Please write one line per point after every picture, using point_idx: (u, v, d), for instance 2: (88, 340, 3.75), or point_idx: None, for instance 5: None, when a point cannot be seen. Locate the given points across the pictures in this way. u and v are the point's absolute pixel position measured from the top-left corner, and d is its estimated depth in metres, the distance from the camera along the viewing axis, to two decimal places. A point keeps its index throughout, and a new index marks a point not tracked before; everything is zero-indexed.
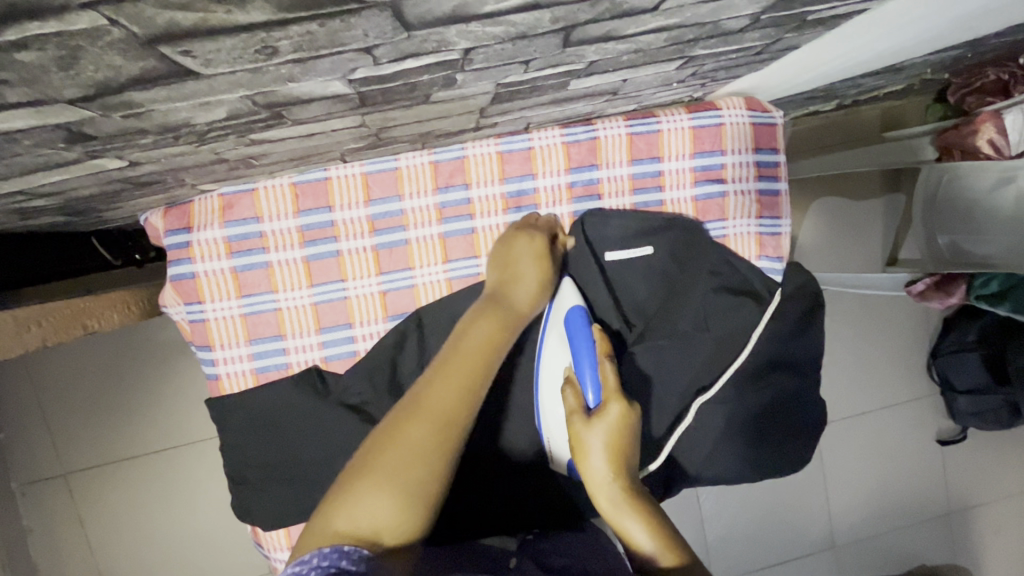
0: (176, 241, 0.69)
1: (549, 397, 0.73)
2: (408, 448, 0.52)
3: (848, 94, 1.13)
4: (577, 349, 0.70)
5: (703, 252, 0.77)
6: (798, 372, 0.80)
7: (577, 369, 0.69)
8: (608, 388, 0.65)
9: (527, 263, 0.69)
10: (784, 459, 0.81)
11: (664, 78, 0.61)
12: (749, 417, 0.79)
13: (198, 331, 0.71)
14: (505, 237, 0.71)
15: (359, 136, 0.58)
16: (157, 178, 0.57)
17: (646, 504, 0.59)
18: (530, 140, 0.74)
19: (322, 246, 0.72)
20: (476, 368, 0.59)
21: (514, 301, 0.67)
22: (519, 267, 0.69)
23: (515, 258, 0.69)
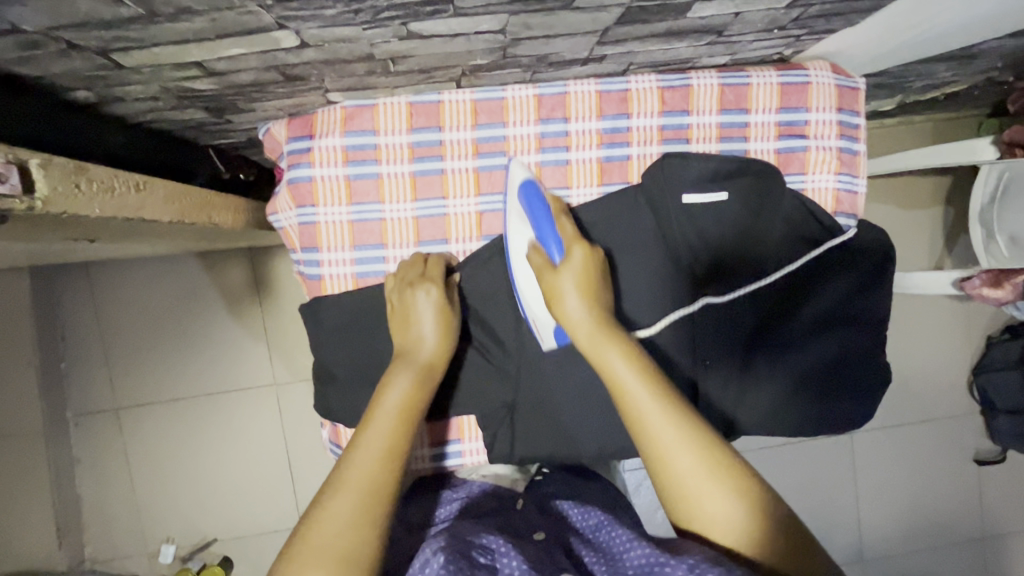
0: (298, 147, 0.75)
1: (522, 272, 0.73)
2: (330, 529, 0.52)
3: (912, 88, 1.17)
4: (536, 218, 0.72)
5: (780, 202, 0.80)
6: (864, 330, 0.83)
7: (541, 237, 0.71)
8: (565, 236, 0.71)
9: (428, 319, 0.69)
10: (846, 415, 0.84)
11: (770, 19, 0.66)
12: (816, 367, 0.82)
13: (307, 234, 0.76)
14: (403, 291, 0.71)
15: (490, 48, 0.63)
16: (307, 72, 0.63)
17: (635, 349, 0.61)
18: (629, 82, 0.78)
19: (429, 164, 0.76)
20: (391, 429, 0.60)
21: (421, 358, 0.67)
22: (421, 328, 0.69)
23: (415, 318, 0.70)
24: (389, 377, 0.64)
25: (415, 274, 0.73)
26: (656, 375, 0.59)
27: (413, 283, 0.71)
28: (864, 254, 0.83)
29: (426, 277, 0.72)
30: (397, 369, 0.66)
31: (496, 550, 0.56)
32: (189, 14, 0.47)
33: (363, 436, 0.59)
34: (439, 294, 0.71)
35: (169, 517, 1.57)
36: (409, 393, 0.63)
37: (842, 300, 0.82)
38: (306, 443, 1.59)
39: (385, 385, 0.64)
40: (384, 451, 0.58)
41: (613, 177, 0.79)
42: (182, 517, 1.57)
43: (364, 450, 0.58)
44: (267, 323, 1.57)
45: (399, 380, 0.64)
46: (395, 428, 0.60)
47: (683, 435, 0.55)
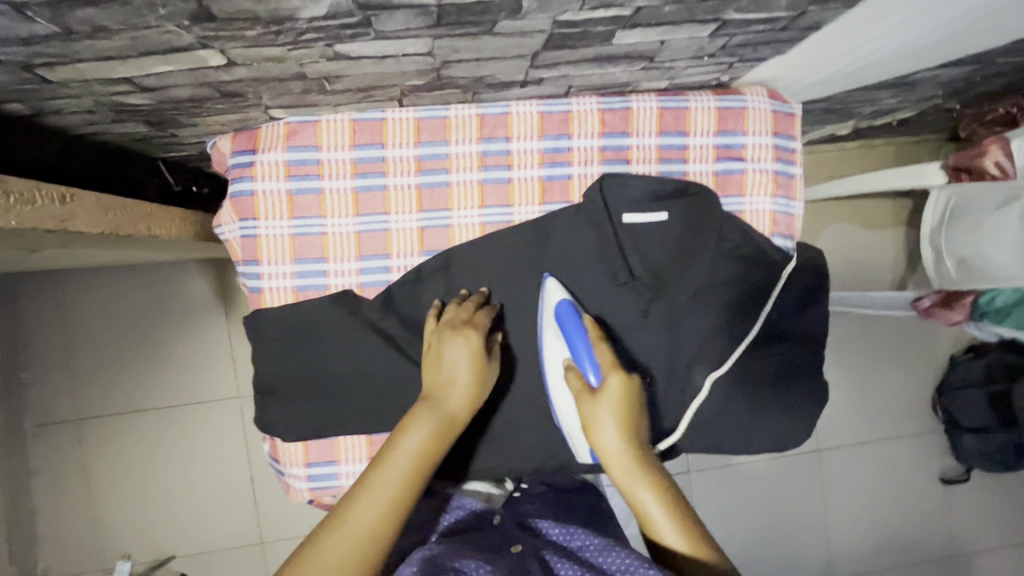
0: (241, 161, 0.76)
1: (559, 391, 0.75)
2: (339, 565, 0.55)
3: (863, 114, 1.21)
4: (569, 333, 0.72)
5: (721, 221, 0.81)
6: (801, 346, 0.85)
7: (575, 356, 0.72)
8: (604, 363, 0.70)
9: (461, 366, 0.70)
10: (790, 432, 0.84)
11: (698, 47, 0.68)
12: (758, 385, 0.83)
13: (249, 247, 0.77)
14: (440, 333, 0.72)
15: (423, 69, 0.65)
16: (243, 90, 0.65)
17: (663, 481, 0.65)
18: (570, 104, 0.80)
19: (372, 179, 0.77)
20: (405, 473, 0.62)
21: (447, 408, 0.68)
22: (454, 370, 0.70)
23: (449, 363, 0.70)
24: (410, 421, 0.66)
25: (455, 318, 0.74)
26: (668, 483, 0.65)
27: (450, 333, 0.72)
28: (801, 272, 0.85)
29: (465, 323, 0.73)
30: (420, 413, 0.67)
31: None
32: (107, 33, 0.48)
33: (374, 480, 0.61)
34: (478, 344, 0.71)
35: (126, 532, 1.54)
36: (424, 443, 0.64)
37: (780, 316, 0.84)
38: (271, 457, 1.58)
39: (406, 425, 0.65)
40: (396, 498, 0.60)
41: (554, 196, 0.80)
42: (139, 533, 1.54)
43: (371, 496, 0.59)
44: (232, 334, 1.56)
45: (418, 425, 0.65)
46: (407, 473, 0.62)
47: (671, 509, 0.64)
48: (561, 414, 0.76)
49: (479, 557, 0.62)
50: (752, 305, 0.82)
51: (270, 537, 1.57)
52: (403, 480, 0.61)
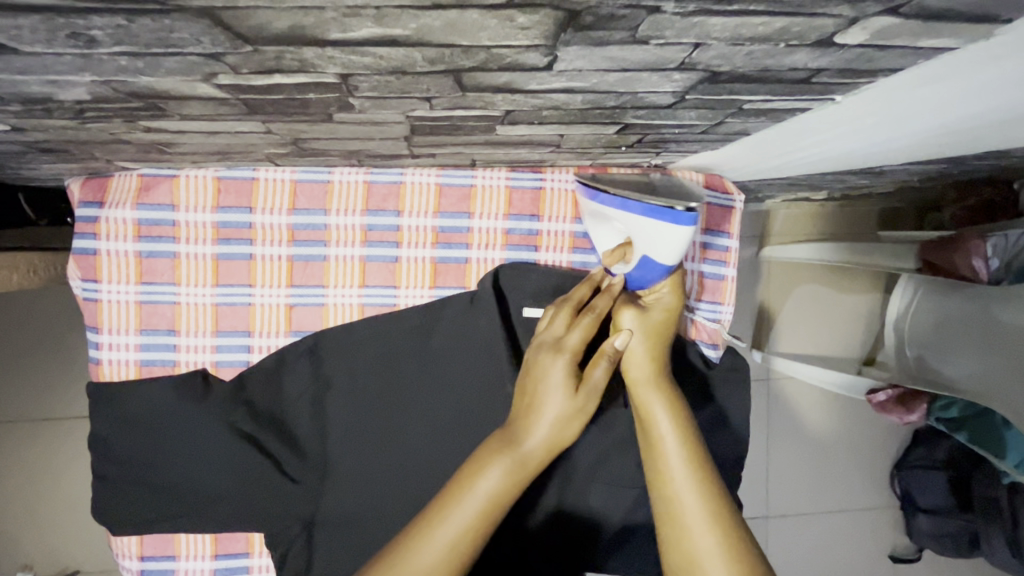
0: (86, 214, 0.66)
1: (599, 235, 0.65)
2: None
3: (833, 188, 1.11)
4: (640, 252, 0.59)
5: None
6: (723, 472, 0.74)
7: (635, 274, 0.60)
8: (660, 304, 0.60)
9: (553, 395, 0.54)
10: None
11: (607, 140, 0.58)
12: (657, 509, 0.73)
13: (89, 311, 0.67)
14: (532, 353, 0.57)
15: (275, 142, 0.55)
16: (60, 148, 0.55)
17: (683, 409, 0.56)
18: (473, 177, 0.70)
19: (235, 247, 0.67)
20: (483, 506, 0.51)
21: (525, 447, 0.53)
22: (541, 405, 0.54)
23: (542, 394, 0.54)
24: (483, 458, 0.53)
25: (557, 328, 0.58)
26: (689, 424, 0.55)
27: (544, 348, 0.57)
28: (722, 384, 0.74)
29: (561, 343, 0.56)
30: (499, 450, 0.53)
31: None
32: None
33: (436, 521, 0.50)
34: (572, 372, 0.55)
35: None
36: (501, 488, 0.52)
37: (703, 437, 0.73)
38: None
39: (476, 464, 0.53)
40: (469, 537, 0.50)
41: (447, 280, 0.71)
42: None
43: (433, 540, 0.50)
44: None
45: (494, 462, 0.53)
46: (481, 514, 0.51)
47: (692, 476, 0.52)
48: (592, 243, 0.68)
49: None
50: None
51: None
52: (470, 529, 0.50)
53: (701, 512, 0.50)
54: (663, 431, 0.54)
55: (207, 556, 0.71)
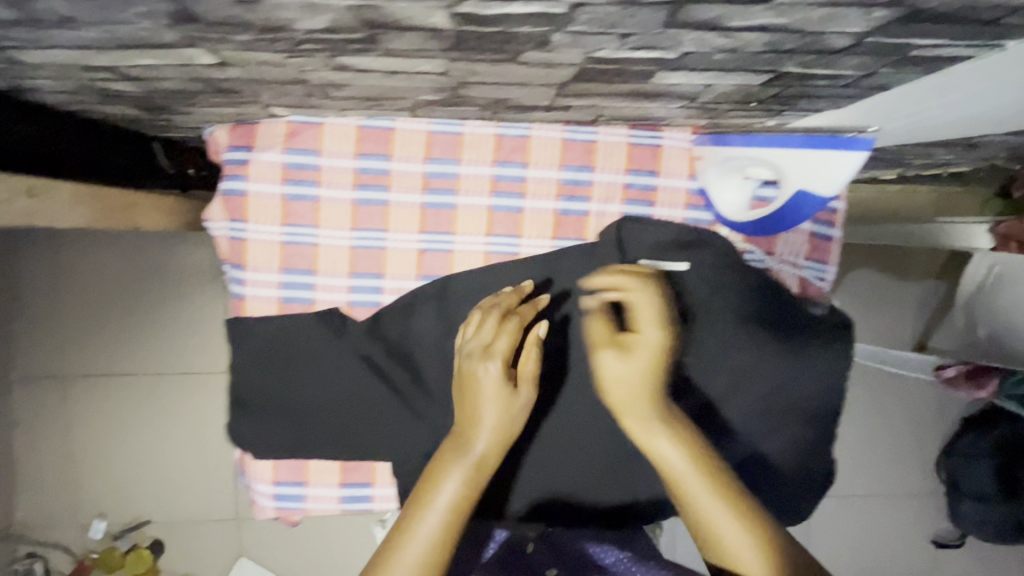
0: (235, 158, 0.70)
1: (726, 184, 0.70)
2: None
3: (911, 166, 1.12)
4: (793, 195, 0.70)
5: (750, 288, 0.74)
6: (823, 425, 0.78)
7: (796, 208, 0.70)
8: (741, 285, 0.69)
9: (490, 402, 0.58)
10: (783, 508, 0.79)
11: (746, 93, 0.60)
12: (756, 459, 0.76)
13: (236, 250, 0.72)
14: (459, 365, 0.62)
15: (438, 86, 0.58)
16: (239, 88, 0.59)
17: (682, 428, 0.59)
18: (596, 133, 0.73)
19: (373, 193, 0.71)
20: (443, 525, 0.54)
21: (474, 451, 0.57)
22: (480, 411, 0.58)
23: (478, 401, 0.59)
24: (439, 469, 0.56)
25: (484, 335, 0.62)
26: (695, 444, 0.58)
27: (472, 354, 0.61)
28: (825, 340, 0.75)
29: (489, 348, 0.61)
30: (448, 457, 0.57)
31: None
32: (78, 23, 0.42)
33: (400, 546, 0.53)
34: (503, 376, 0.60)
35: (105, 494, 1.61)
36: (456, 498, 0.55)
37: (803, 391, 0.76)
38: None
39: (433, 478, 0.56)
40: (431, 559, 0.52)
41: (567, 231, 0.74)
42: (118, 495, 1.61)
43: (398, 560, 0.52)
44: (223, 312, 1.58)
45: (450, 473, 0.56)
46: (444, 531, 0.54)
47: (718, 496, 0.55)
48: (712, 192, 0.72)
49: None
50: (761, 376, 0.75)
51: (244, 515, 1.65)
52: (432, 546, 0.53)
53: (726, 510, 0.55)
54: (676, 464, 0.57)
55: (338, 484, 0.76)
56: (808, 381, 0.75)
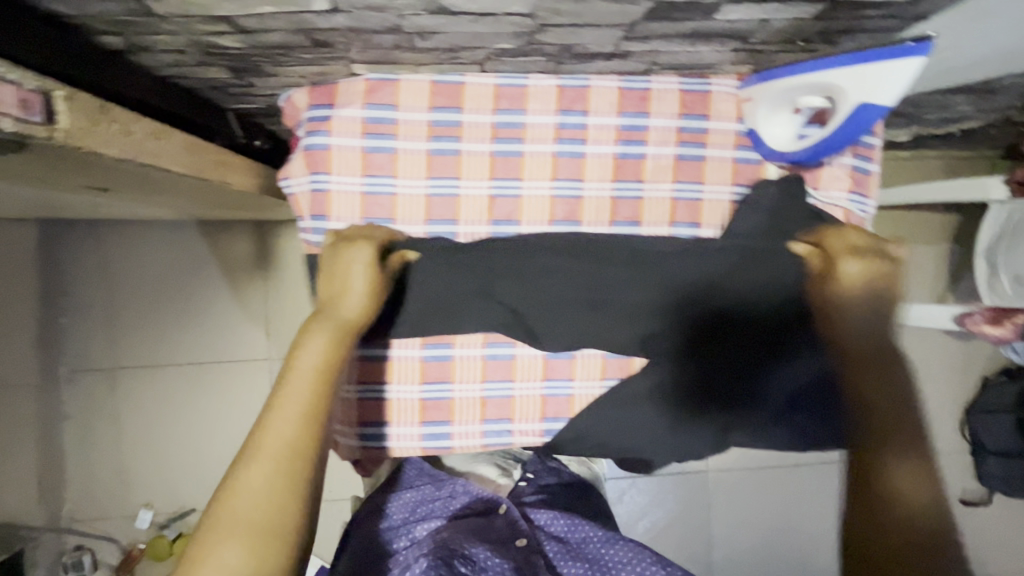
0: (318, 115, 0.76)
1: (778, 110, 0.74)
2: (253, 500, 0.53)
3: (928, 121, 1.19)
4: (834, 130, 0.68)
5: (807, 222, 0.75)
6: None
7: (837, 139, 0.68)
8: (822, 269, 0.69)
9: (355, 275, 0.67)
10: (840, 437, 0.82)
11: (796, 29, 0.66)
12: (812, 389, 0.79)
13: (319, 202, 0.77)
14: (333, 250, 0.69)
15: (517, 32, 0.64)
16: (334, 40, 0.64)
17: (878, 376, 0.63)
18: (650, 82, 0.78)
19: (446, 143, 0.77)
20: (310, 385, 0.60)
21: (339, 315, 0.65)
22: (347, 281, 0.67)
23: (347, 279, 0.67)
24: (304, 333, 0.63)
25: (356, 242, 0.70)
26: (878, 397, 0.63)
27: (347, 244, 0.69)
28: None
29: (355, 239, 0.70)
30: (316, 323, 0.65)
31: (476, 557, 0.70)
32: None
33: (280, 402, 0.58)
34: (372, 258, 0.68)
35: (151, 484, 1.65)
36: (323, 350, 0.62)
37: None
38: None
39: (298, 343, 0.63)
40: (304, 415, 0.58)
41: (626, 174, 0.79)
42: (164, 484, 1.65)
43: (279, 413, 0.58)
44: (264, 300, 1.63)
45: (315, 332, 0.63)
46: (318, 379, 0.60)
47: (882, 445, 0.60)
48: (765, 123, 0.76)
49: (486, 547, 0.74)
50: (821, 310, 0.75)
51: None
52: (306, 392, 0.59)
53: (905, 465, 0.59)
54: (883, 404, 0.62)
55: (417, 425, 0.80)
56: None
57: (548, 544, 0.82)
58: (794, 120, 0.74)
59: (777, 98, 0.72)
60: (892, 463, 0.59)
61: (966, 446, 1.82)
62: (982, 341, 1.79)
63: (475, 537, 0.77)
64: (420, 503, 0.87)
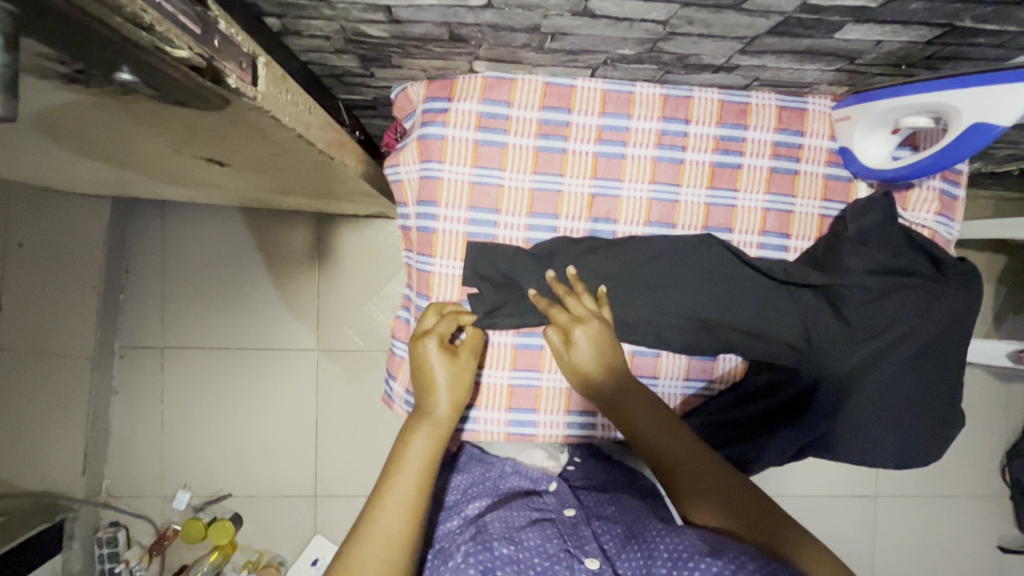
0: (435, 107, 0.80)
1: (870, 131, 0.78)
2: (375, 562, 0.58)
3: (991, 158, 1.22)
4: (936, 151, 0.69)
5: (865, 251, 0.77)
6: (947, 376, 0.77)
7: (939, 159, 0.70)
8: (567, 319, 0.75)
9: (444, 377, 0.73)
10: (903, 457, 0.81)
11: (906, 53, 0.70)
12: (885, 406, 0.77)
13: (430, 188, 0.80)
14: (421, 352, 0.74)
15: (644, 38, 0.68)
16: (471, 36, 0.69)
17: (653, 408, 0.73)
18: (749, 96, 0.82)
19: (553, 141, 0.80)
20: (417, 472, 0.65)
21: (438, 414, 0.71)
22: (441, 384, 0.73)
23: (433, 375, 0.73)
24: (411, 429, 0.69)
25: (561, 321, 0.75)
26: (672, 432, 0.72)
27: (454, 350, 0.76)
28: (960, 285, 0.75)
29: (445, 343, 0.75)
30: (419, 424, 0.70)
31: (513, 549, 0.64)
32: None
33: (396, 481, 0.64)
34: (467, 359, 0.76)
35: (190, 465, 1.67)
36: (431, 448, 0.68)
37: (937, 337, 0.75)
38: (333, 410, 1.69)
39: (407, 439, 0.68)
40: (411, 504, 0.63)
41: (722, 183, 0.83)
42: (203, 467, 1.67)
43: (392, 498, 0.62)
44: (316, 292, 1.67)
45: (417, 434, 0.68)
46: (422, 482, 0.65)
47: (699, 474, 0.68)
48: (858, 146, 0.80)
49: (526, 539, 0.66)
50: (902, 324, 0.73)
51: (323, 493, 1.69)
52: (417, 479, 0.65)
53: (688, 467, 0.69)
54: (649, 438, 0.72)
55: (506, 412, 0.83)
56: (937, 328, 0.74)
57: (596, 521, 0.73)
58: (891, 140, 0.78)
59: (877, 119, 0.76)
60: (692, 488, 0.68)
61: (1004, 491, 1.79)
62: None
63: (521, 516, 0.72)
64: (472, 485, 0.81)
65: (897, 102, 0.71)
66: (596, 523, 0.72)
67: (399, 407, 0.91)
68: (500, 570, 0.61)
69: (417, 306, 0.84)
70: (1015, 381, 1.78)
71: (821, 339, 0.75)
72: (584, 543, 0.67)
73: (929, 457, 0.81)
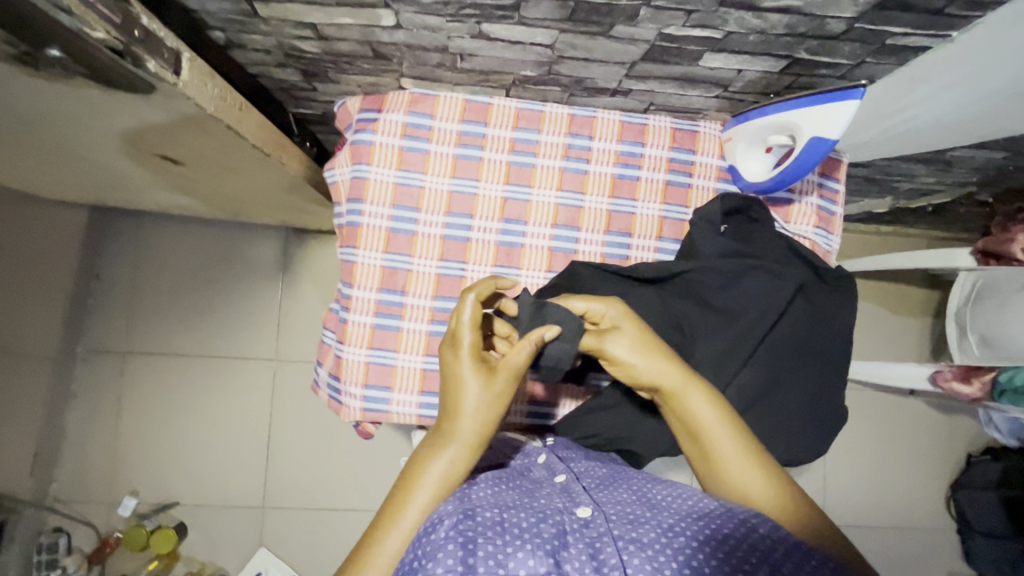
0: (367, 117, 0.90)
1: (751, 150, 0.88)
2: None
3: (899, 191, 1.33)
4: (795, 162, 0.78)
5: (713, 236, 0.86)
6: (815, 371, 0.86)
7: (795, 167, 0.79)
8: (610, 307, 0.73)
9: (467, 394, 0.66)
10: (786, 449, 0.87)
11: (767, 82, 0.81)
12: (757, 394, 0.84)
13: (358, 187, 0.89)
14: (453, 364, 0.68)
15: (539, 60, 0.79)
16: (391, 54, 0.80)
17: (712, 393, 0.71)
18: (647, 118, 0.93)
19: (471, 150, 0.90)
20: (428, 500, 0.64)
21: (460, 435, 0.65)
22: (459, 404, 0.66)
23: (461, 389, 0.66)
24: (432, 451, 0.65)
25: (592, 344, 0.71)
26: (729, 416, 0.71)
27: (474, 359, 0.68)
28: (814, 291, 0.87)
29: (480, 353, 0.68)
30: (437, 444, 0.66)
31: (516, 502, 0.63)
32: None
33: (408, 503, 0.63)
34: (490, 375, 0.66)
35: (142, 471, 1.68)
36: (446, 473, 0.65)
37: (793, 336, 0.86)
38: (289, 420, 1.72)
39: (421, 459, 0.65)
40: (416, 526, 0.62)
41: (622, 193, 0.92)
42: (154, 473, 1.68)
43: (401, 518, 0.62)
44: (279, 303, 1.74)
45: (430, 455, 0.65)
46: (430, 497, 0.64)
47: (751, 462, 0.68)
48: (741, 164, 0.90)
49: (520, 495, 0.67)
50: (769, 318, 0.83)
51: (272, 504, 1.69)
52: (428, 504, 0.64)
53: (741, 461, 0.68)
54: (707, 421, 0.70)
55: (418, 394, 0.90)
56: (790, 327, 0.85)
57: (584, 480, 0.75)
58: (767, 158, 0.87)
59: (752, 137, 0.86)
60: (749, 479, 0.67)
61: (953, 524, 1.81)
62: (966, 418, 1.83)
63: (510, 483, 0.72)
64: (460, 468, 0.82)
65: (763, 121, 0.82)
66: (585, 483, 0.73)
67: (324, 392, 0.97)
68: (482, 536, 0.55)
69: (342, 294, 0.92)
70: (956, 412, 1.83)
71: (692, 328, 0.84)
72: (579, 497, 0.68)
73: (809, 449, 0.88)
